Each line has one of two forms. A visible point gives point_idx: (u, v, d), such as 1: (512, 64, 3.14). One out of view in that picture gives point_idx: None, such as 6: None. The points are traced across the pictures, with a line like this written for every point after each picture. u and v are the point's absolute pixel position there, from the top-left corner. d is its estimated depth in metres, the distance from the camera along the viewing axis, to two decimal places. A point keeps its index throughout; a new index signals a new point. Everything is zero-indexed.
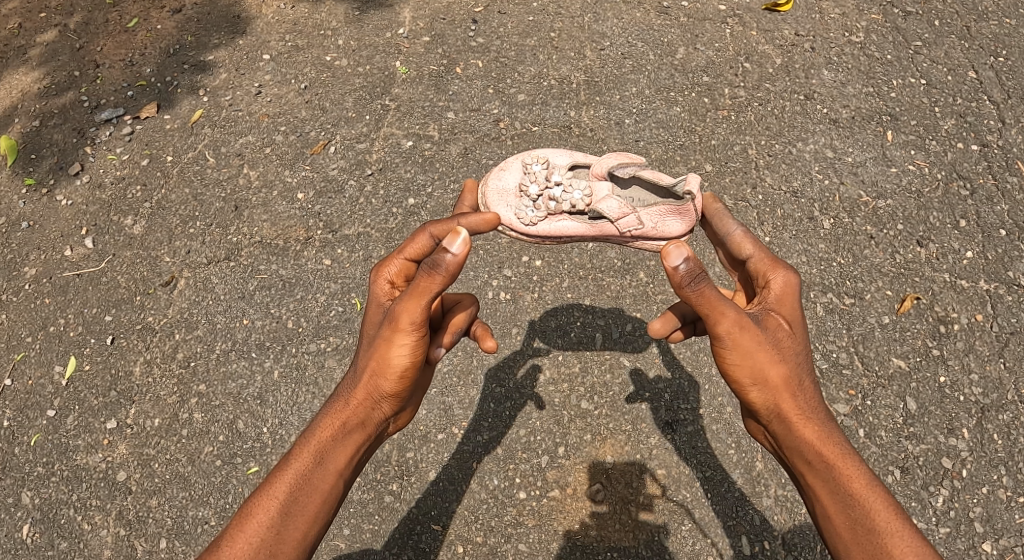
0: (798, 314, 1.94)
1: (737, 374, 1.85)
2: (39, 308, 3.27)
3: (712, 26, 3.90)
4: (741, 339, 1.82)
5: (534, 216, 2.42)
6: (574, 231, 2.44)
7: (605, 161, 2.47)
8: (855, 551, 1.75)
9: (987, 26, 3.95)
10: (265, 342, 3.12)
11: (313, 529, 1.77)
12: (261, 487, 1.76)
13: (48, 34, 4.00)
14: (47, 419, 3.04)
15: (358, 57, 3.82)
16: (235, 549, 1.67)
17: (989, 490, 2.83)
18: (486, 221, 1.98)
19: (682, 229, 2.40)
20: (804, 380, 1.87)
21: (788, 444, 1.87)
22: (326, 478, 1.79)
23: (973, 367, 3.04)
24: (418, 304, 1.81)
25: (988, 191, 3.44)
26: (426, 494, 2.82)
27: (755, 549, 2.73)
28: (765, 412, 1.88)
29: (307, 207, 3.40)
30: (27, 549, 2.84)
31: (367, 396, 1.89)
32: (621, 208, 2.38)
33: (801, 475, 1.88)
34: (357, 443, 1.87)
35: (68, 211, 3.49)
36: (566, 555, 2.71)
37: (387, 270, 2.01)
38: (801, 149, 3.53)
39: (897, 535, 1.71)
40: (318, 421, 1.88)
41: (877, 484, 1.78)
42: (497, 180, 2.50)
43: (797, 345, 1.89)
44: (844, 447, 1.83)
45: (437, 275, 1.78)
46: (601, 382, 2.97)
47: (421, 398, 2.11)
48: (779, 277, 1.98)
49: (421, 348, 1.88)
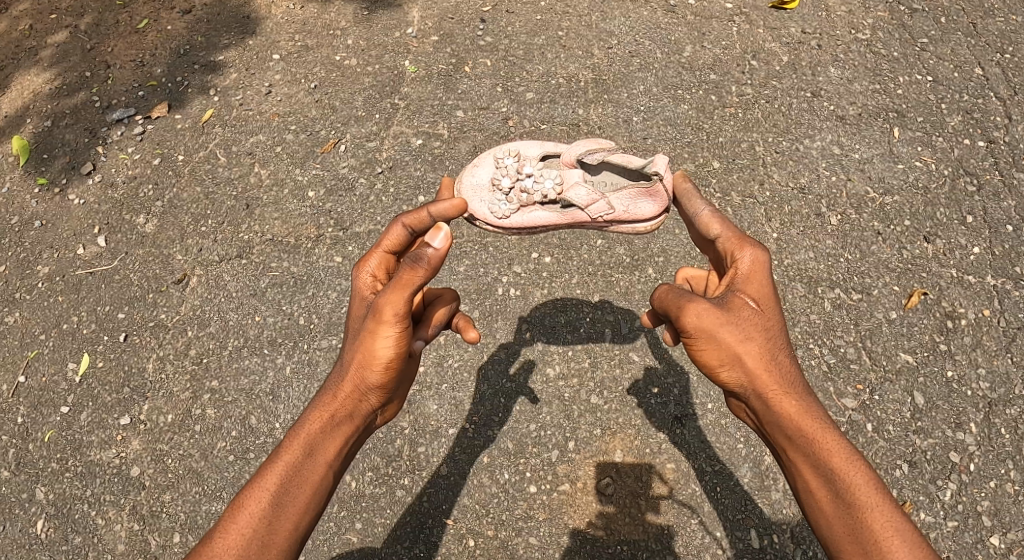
0: (767, 290, 1.95)
1: (706, 357, 1.88)
2: (52, 306, 3.30)
3: (719, 24, 3.92)
4: (704, 324, 1.87)
5: (507, 209, 2.45)
6: (547, 221, 2.47)
7: (573, 149, 2.49)
8: (837, 526, 1.76)
9: (993, 23, 3.96)
10: (277, 339, 3.15)
11: (305, 519, 1.76)
12: (251, 480, 1.76)
13: (60, 35, 4.04)
14: (60, 415, 3.07)
15: (368, 57, 3.85)
16: (228, 540, 1.67)
17: (996, 484, 2.84)
18: (455, 207, 2.03)
19: (655, 211, 2.45)
20: (778, 355, 1.87)
21: (768, 420, 1.86)
22: (316, 469, 1.79)
23: (980, 361, 3.06)
24: (401, 296, 1.83)
25: (995, 186, 3.45)
26: (437, 487, 2.85)
27: (764, 542, 2.75)
28: (742, 391, 1.88)
29: (318, 206, 3.43)
30: (41, 544, 2.87)
31: (354, 389, 1.87)
32: (590, 194, 2.44)
33: (782, 451, 1.86)
34: (346, 435, 1.86)
35: (80, 210, 3.53)
36: (576, 549, 2.73)
37: (368, 265, 2.04)
38: (808, 146, 3.55)
39: (878, 508, 1.71)
40: (307, 413, 1.86)
41: (857, 458, 1.77)
42: (469, 176, 2.50)
43: (767, 320, 1.89)
44: (823, 421, 1.81)
45: (420, 268, 1.84)
46: (611, 377, 3.00)
47: (408, 388, 2.09)
48: (746, 255, 2.00)
49: (405, 339, 1.87)
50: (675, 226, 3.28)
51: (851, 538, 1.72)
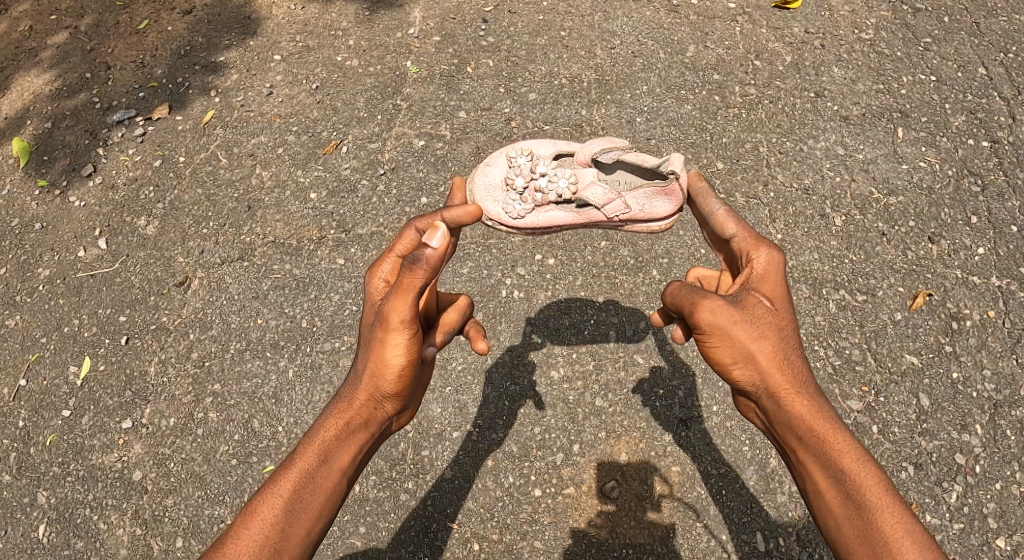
0: (781, 290, 1.93)
1: (718, 355, 1.85)
2: (52, 309, 3.29)
3: (721, 24, 3.91)
4: (717, 321, 1.84)
5: (522, 208, 2.43)
6: (562, 221, 2.45)
7: (588, 148, 2.47)
8: (845, 528, 1.75)
9: (997, 22, 3.95)
10: (280, 342, 3.13)
11: (318, 527, 1.75)
12: (264, 486, 1.74)
13: (60, 35, 4.02)
14: (62, 419, 3.06)
15: (369, 57, 3.84)
16: (240, 545, 1.65)
17: (1002, 486, 2.83)
18: (468, 214, 1.95)
19: (670, 210, 2.44)
20: (791, 355, 1.84)
21: (779, 420, 1.84)
22: (330, 476, 1.77)
23: (985, 363, 3.05)
24: (406, 301, 1.79)
25: (1000, 186, 3.44)
26: (441, 491, 2.84)
27: (770, 545, 2.74)
28: (753, 390, 1.85)
29: (320, 207, 3.41)
30: (43, 548, 2.85)
31: (369, 397, 1.85)
32: (606, 194, 2.41)
33: (791, 451, 1.85)
34: (360, 443, 1.84)
35: (81, 212, 3.51)
36: (581, 552, 2.72)
37: (381, 270, 2.00)
38: (812, 147, 3.54)
39: (888, 510, 1.70)
40: (321, 420, 1.84)
41: (868, 460, 1.76)
42: (483, 175, 2.48)
43: (781, 320, 1.87)
44: (835, 422, 1.80)
45: (419, 269, 1.80)
46: (615, 379, 2.99)
47: (422, 395, 2.07)
48: (761, 254, 1.98)
49: (415, 345, 1.84)
50: (680, 228, 3.26)
51: (861, 540, 1.71)
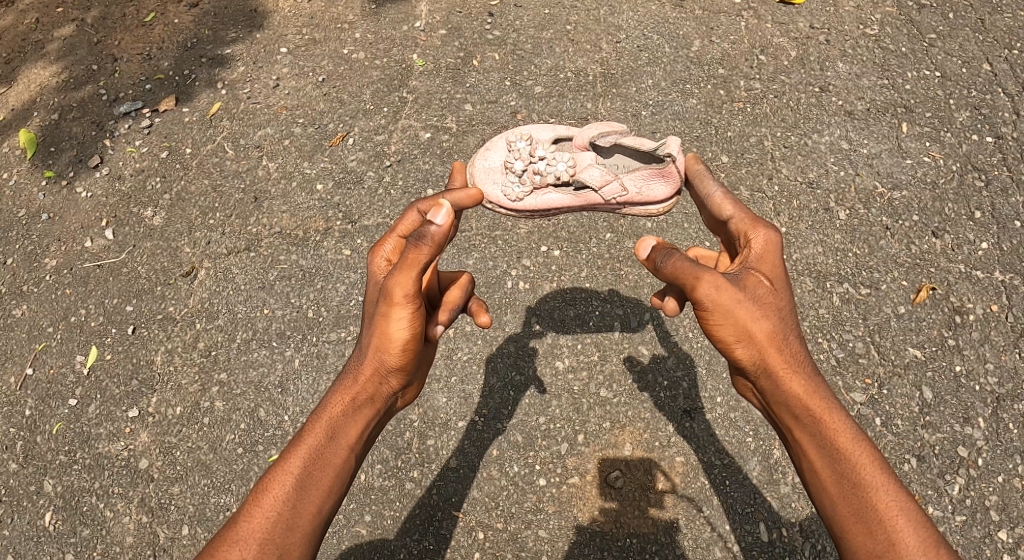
0: (779, 270, 1.94)
1: (720, 333, 1.84)
2: (60, 299, 3.30)
3: (726, 19, 3.92)
4: (721, 298, 1.81)
5: (521, 191, 2.44)
6: (560, 203, 2.45)
7: (586, 132, 2.47)
8: (840, 505, 1.78)
9: (1002, 19, 3.95)
10: (286, 331, 3.15)
11: (328, 502, 1.76)
12: (274, 463, 1.75)
13: (66, 28, 4.03)
14: (69, 408, 3.07)
15: (376, 50, 3.85)
16: (253, 523, 1.67)
17: (1005, 479, 2.84)
18: (470, 197, 1.92)
19: (668, 193, 2.42)
20: (789, 335, 1.86)
21: (776, 399, 1.85)
22: (339, 452, 1.78)
23: (988, 356, 3.06)
24: (409, 277, 1.78)
25: (1003, 182, 3.45)
26: (447, 480, 2.85)
27: (773, 536, 2.75)
28: (752, 369, 1.86)
29: (326, 199, 3.42)
30: (49, 536, 2.87)
31: (374, 371, 1.85)
32: (603, 176, 2.43)
33: (787, 430, 1.87)
34: (367, 418, 1.85)
35: (88, 203, 3.53)
36: (585, 541, 2.74)
37: (382, 250, 1.99)
38: (817, 141, 3.55)
39: (882, 487, 1.74)
40: (328, 398, 1.86)
41: (862, 439, 1.80)
42: (483, 159, 2.51)
43: (780, 299, 1.88)
44: (830, 401, 1.82)
45: (423, 246, 1.78)
46: (620, 370, 3.00)
47: (426, 372, 2.07)
48: (759, 235, 1.98)
49: (418, 321, 1.84)
50: (684, 220, 3.28)
51: (856, 518, 1.75)
